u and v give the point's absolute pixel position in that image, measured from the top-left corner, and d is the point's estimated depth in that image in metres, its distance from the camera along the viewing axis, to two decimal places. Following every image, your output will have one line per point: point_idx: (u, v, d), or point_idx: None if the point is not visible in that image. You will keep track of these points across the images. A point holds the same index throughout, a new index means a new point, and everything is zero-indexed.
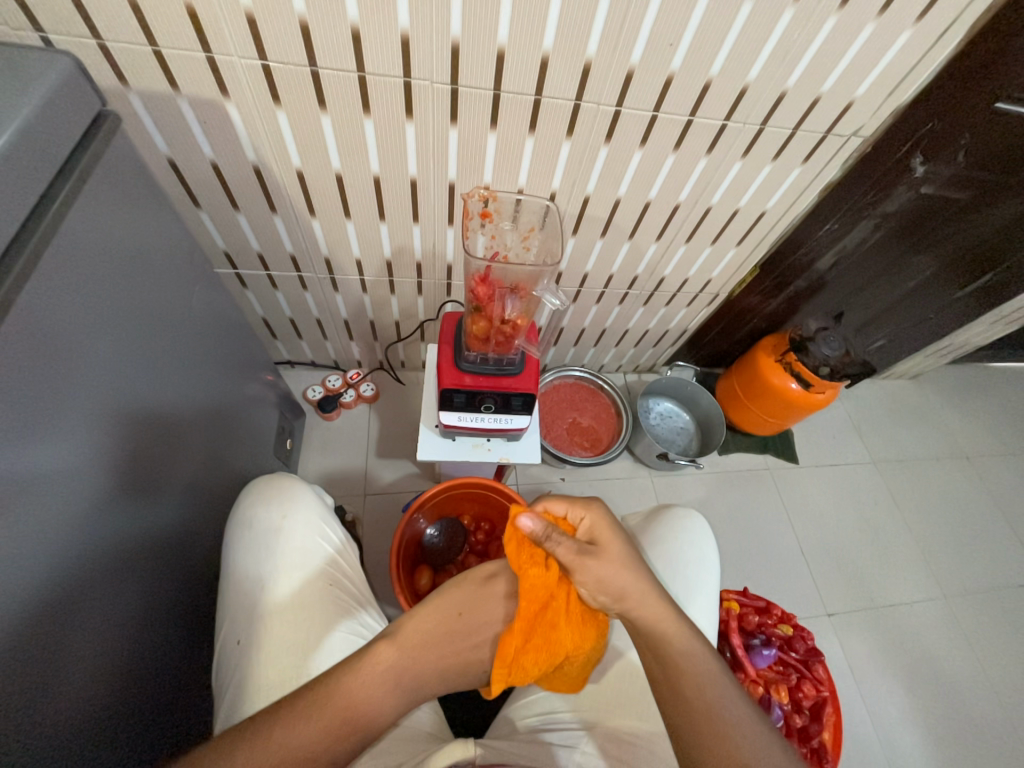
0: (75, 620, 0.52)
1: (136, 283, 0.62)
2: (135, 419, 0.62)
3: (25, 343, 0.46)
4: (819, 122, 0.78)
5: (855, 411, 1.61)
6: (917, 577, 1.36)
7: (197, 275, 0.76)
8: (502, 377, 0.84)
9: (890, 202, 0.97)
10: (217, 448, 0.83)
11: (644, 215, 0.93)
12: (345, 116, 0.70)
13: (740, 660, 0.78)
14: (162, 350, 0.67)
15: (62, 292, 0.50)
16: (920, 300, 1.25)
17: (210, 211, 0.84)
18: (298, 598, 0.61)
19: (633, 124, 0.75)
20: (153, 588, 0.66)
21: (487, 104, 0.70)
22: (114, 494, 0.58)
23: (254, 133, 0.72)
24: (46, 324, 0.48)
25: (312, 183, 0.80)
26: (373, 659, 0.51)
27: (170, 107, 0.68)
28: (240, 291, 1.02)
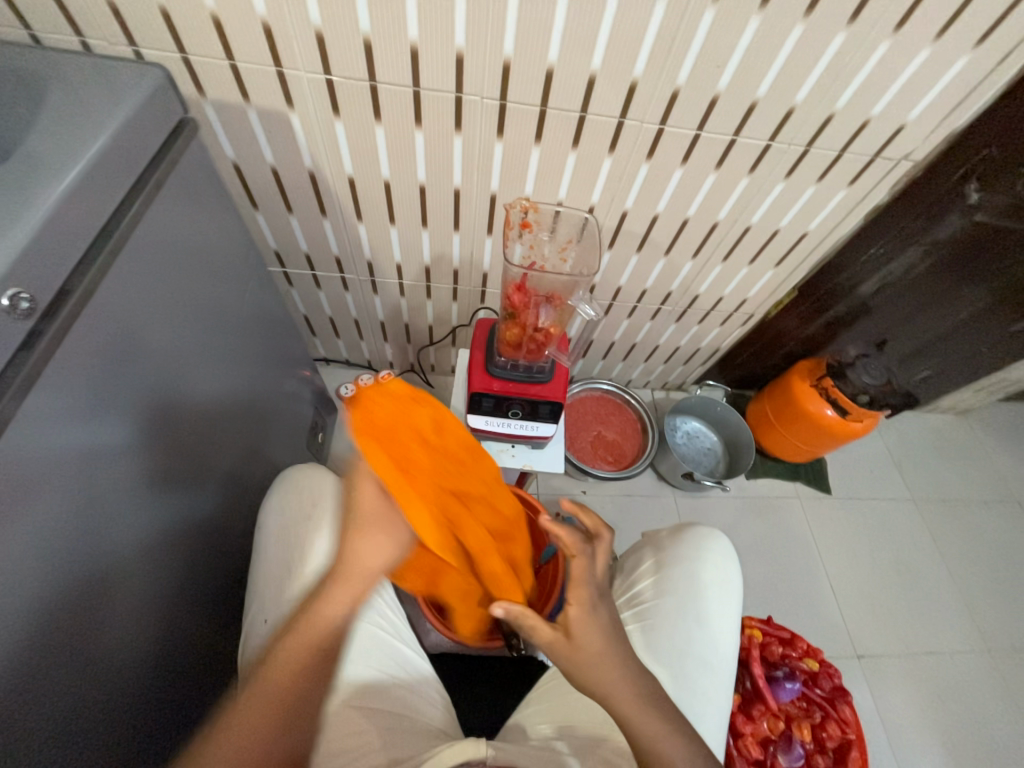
0: (113, 590, 0.55)
1: (198, 276, 0.66)
2: (185, 404, 0.66)
3: (97, 326, 0.50)
4: (867, 146, 0.77)
5: (895, 444, 1.54)
6: (956, 624, 1.28)
7: (250, 272, 0.81)
8: (531, 384, 0.86)
9: (941, 229, 0.94)
10: (255, 436, 0.87)
11: (682, 232, 0.93)
12: (398, 127, 0.74)
13: (760, 692, 0.75)
14: (213, 340, 0.71)
15: (136, 278, 0.55)
16: (970, 332, 1.19)
17: (266, 212, 0.89)
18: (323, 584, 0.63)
19: (675, 141, 0.76)
20: (187, 565, 0.69)
21: (533, 119, 0.73)
22: (160, 474, 0.62)
23: (312, 140, 0.76)
24: (117, 309, 0.53)
25: (362, 190, 0.84)
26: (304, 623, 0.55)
27: (240, 116, 0.73)
28: (286, 288, 1.08)
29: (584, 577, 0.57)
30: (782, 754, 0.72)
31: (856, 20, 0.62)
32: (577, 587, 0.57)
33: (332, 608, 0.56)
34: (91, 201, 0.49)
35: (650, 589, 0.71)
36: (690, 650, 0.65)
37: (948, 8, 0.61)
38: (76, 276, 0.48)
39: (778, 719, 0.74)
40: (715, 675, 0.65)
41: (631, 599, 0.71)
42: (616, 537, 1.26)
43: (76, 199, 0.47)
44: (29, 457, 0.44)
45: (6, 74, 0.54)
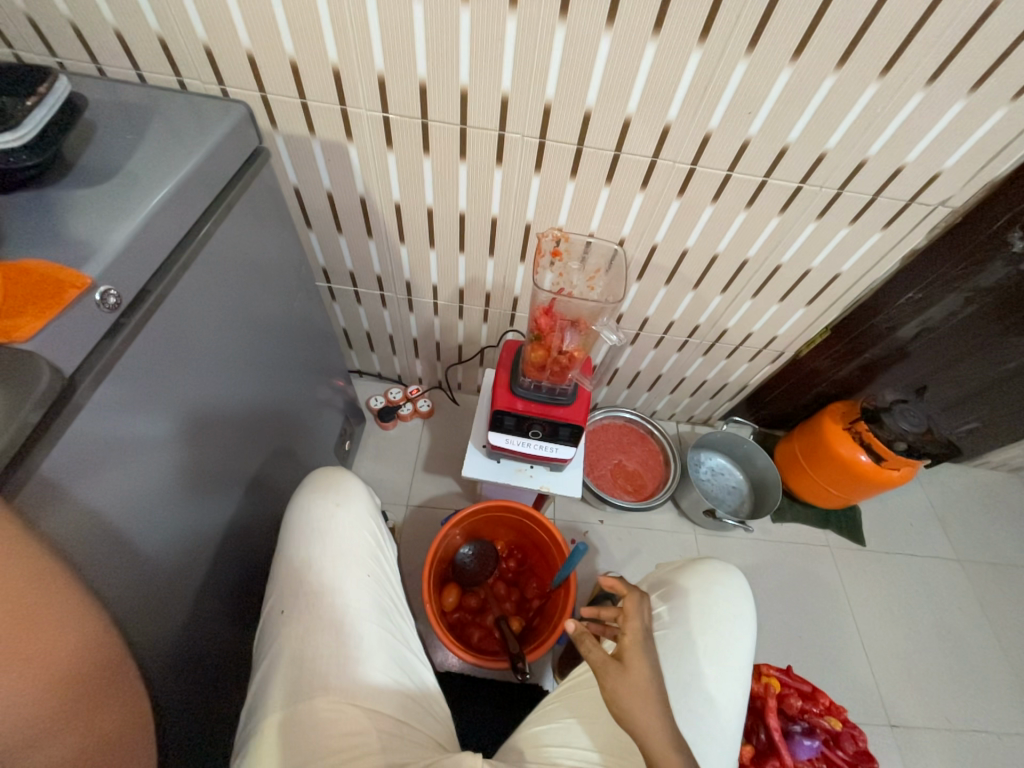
0: (152, 571, 0.59)
1: (255, 282, 0.74)
2: (229, 400, 0.71)
3: (167, 323, 0.56)
4: (902, 191, 0.78)
5: (938, 498, 1.46)
6: (1006, 702, 1.17)
7: (298, 284, 0.87)
8: (552, 406, 0.87)
9: (984, 276, 0.92)
10: (287, 438, 0.92)
11: (710, 268, 0.95)
12: (444, 159, 0.80)
13: (777, 746, 0.70)
14: (259, 343, 0.77)
15: (203, 284, 0.61)
16: (1019, 384, 1.14)
17: (318, 232, 0.97)
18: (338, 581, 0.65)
19: (706, 181, 0.79)
20: (216, 554, 0.73)
21: (570, 156, 0.78)
22: (201, 463, 0.66)
23: (366, 169, 0.84)
24: (185, 309, 0.59)
25: (406, 215, 0.90)
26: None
27: (305, 146, 0.82)
28: (330, 302, 1.15)
29: (638, 614, 0.60)
30: None
31: (889, 73, 0.64)
32: (630, 621, 0.60)
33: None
34: (174, 216, 0.56)
35: (659, 619, 0.70)
36: (697, 686, 0.63)
37: (983, 63, 0.62)
38: (154, 281, 0.55)
39: None
40: (720, 715, 0.62)
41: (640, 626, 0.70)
42: (631, 569, 1.23)
43: (162, 215, 0.54)
44: (101, 435, 0.49)
45: (116, 105, 0.62)
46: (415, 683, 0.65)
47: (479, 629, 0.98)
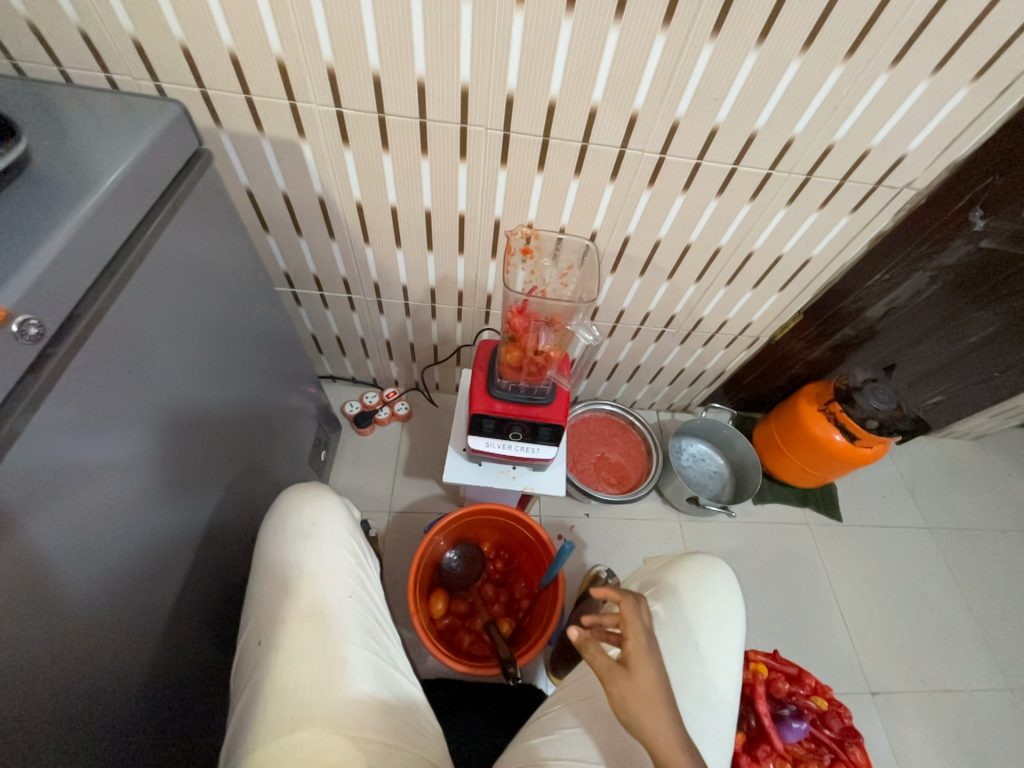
0: (114, 613, 0.55)
1: (210, 292, 0.69)
2: (189, 422, 0.67)
3: (109, 345, 0.52)
4: (869, 174, 0.78)
5: (907, 470, 1.51)
6: (976, 660, 1.22)
7: (257, 292, 0.82)
8: (531, 406, 0.86)
9: (947, 255, 0.94)
10: (259, 455, 0.88)
11: (684, 257, 0.93)
12: (405, 155, 0.76)
13: (766, 731, 0.71)
14: (219, 358, 0.73)
15: (148, 299, 0.57)
16: (980, 357, 1.17)
17: (277, 236, 0.92)
18: (318, 605, 0.63)
19: (676, 169, 0.77)
20: (186, 585, 0.69)
21: (536, 148, 0.75)
22: (162, 492, 0.62)
23: (322, 167, 0.79)
24: (129, 328, 0.54)
25: (369, 214, 0.86)
26: None
27: (254, 145, 0.76)
28: (295, 308, 1.10)
29: (636, 617, 0.59)
30: None
31: (853, 55, 0.63)
32: (630, 624, 0.59)
33: None
34: (106, 229, 0.51)
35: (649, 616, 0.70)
36: (686, 682, 0.63)
37: (945, 43, 0.62)
38: (87, 301, 0.50)
39: (785, 761, 0.70)
40: (709, 708, 0.63)
41: None
42: (619, 560, 1.24)
43: (90, 227, 0.49)
44: (43, 470, 0.45)
45: (34, 106, 0.56)
46: (405, 702, 0.63)
47: (469, 633, 0.96)
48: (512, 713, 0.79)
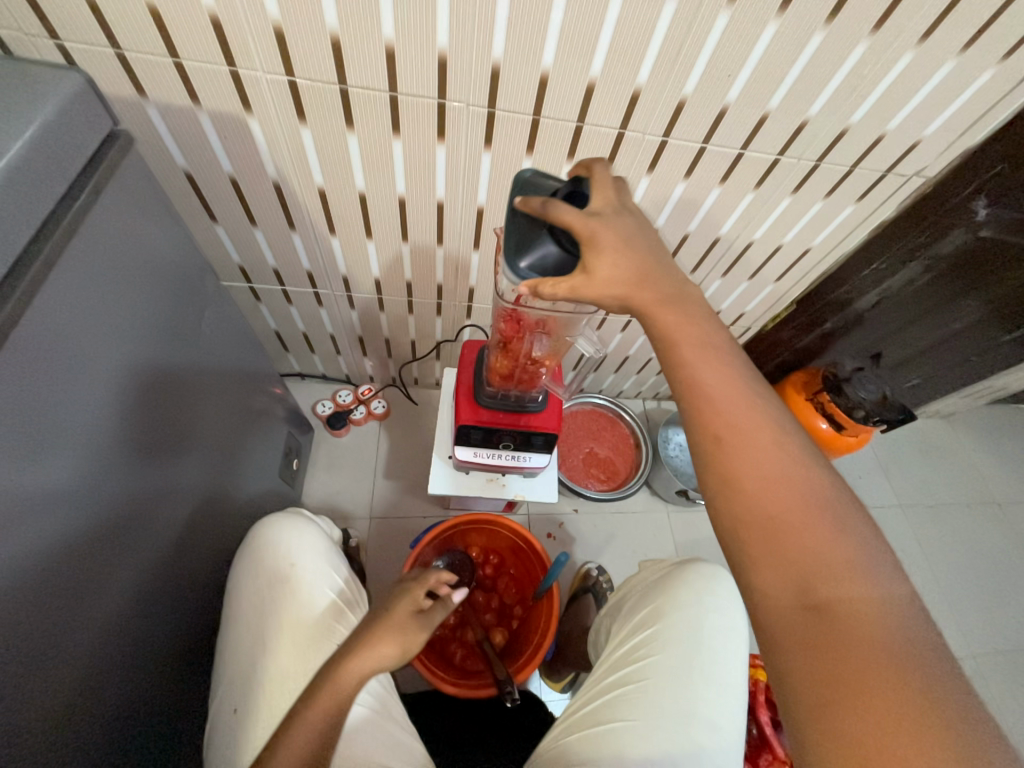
0: (61, 681, 0.48)
1: (154, 286, 0.59)
2: (148, 431, 0.59)
3: (37, 357, 0.43)
4: (880, 161, 0.73)
5: (883, 450, 1.54)
6: (943, 631, 1.28)
7: (209, 297, 0.72)
8: (521, 416, 0.80)
9: (944, 244, 0.91)
10: (227, 478, 0.80)
11: (681, 248, 0.87)
12: (373, 135, 0.66)
13: (769, 742, 0.71)
14: (175, 356, 0.64)
15: (75, 299, 0.47)
16: (961, 343, 1.18)
17: (226, 225, 0.80)
18: (303, 666, 0.59)
19: (678, 154, 0.70)
20: (150, 635, 0.61)
21: (525, 129, 0.66)
22: (117, 530, 0.54)
23: (276, 147, 0.68)
24: (59, 333, 0.45)
25: (334, 202, 0.76)
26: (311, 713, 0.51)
27: (190, 120, 0.64)
28: (253, 305, 0.99)
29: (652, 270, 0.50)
30: None
31: (881, 28, 0.57)
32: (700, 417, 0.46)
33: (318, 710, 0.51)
34: None
35: (650, 642, 0.66)
36: (696, 711, 0.61)
37: (978, 19, 0.56)
38: None
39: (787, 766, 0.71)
40: (723, 737, 0.60)
41: (630, 644, 0.68)
42: (609, 556, 1.22)
43: None
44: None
45: None
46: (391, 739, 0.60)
47: (461, 647, 0.92)
48: (501, 738, 0.76)
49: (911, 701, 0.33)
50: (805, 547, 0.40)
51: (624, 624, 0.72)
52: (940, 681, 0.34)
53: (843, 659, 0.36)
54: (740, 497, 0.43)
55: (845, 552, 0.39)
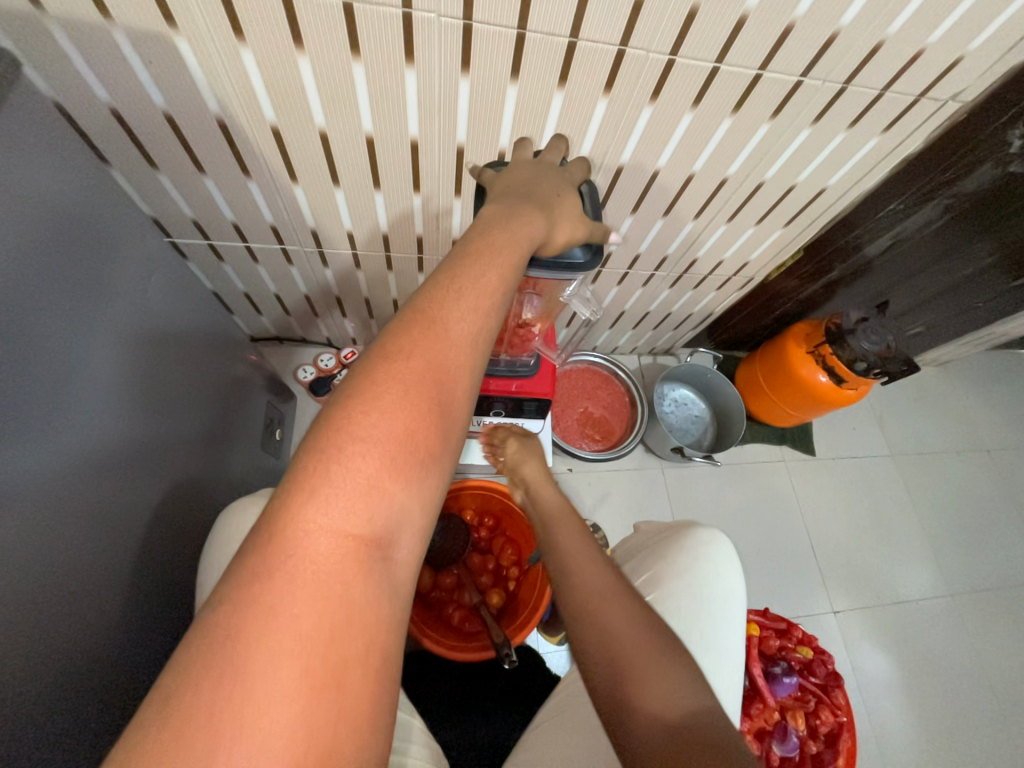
0: (35, 666, 0.45)
1: (76, 247, 0.50)
2: (102, 414, 0.53)
3: None
4: (913, 83, 0.64)
5: (878, 401, 1.53)
6: (924, 572, 1.33)
7: (155, 259, 0.64)
8: (512, 382, 0.79)
9: (968, 181, 0.84)
10: (204, 456, 0.75)
11: (684, 191, 0.79)
12: (329, 57, 0.56)
13: (760, 690, 0.75)
14: (125, 328, 0.57)
15: None
16: (968, 292, 1.13)
17: (171, 174, 0.70)
18: None
19: (686, 78, 0.60)
20: (132, 619, 0.59)
21: (507, 48, 0.56)
22: (76, 523, 0.50)
23: (213, 74, 0.57)
24: None
25: (290, 143, 0.66)
26: (266, 631, 0.28)
27: (104, 40, 0.53)
28: (216, 264, 0.89)
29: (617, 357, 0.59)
30: (777, 746, 0.73)
31: None
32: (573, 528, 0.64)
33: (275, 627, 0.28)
34: None
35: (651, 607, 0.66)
36: None
37: None
38: None
39: (774, 712, 0.75)
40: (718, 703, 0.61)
41: None
42: (603, 514, 1.22)
43: None
44: None
45: None
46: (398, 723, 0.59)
47: (459, 609, 0.91)
48: (501, 698, 0.78)
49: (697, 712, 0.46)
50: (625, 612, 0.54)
51: None
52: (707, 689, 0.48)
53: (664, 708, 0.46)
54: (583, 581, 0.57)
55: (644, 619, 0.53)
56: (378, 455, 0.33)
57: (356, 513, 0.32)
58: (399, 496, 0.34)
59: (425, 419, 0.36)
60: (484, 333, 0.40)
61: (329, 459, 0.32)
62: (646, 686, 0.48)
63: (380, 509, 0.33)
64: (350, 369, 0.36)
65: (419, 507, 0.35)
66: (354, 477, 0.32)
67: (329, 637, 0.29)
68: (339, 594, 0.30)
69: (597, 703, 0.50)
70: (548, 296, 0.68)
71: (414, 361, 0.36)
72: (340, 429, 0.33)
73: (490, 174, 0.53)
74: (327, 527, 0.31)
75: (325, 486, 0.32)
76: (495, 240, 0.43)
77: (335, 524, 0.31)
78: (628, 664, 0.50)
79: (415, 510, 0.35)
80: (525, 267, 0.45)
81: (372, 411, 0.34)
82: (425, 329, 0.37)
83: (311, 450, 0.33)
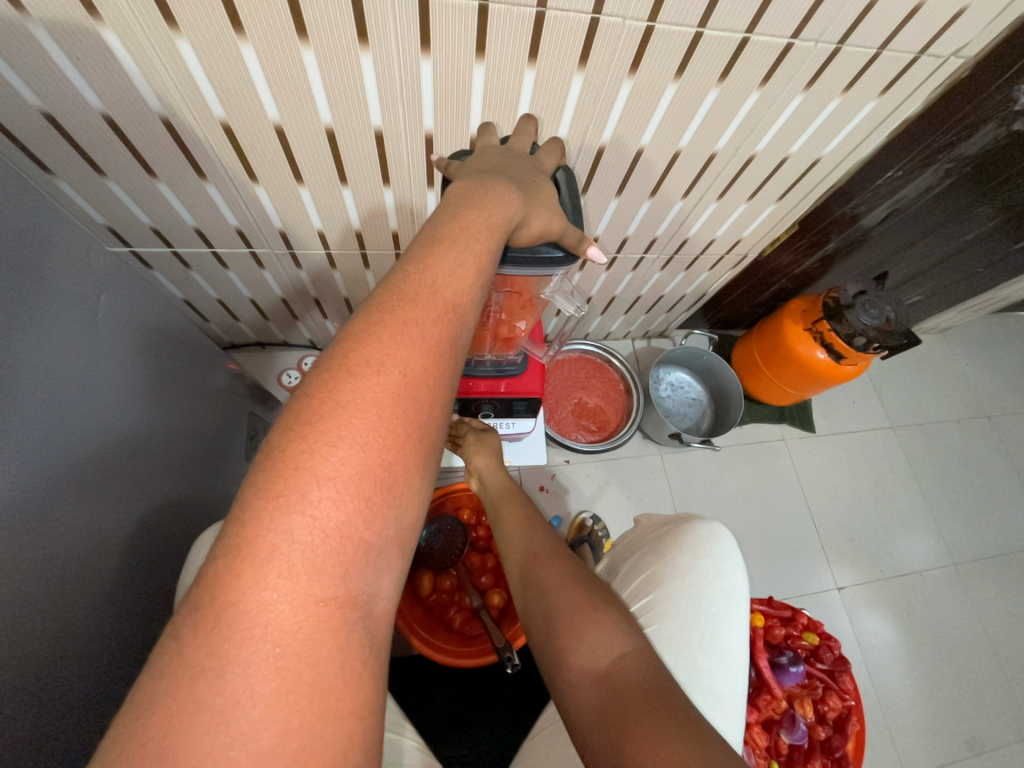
0: (26, 718, 0.43)
1: (7, 261, 0.45)
2: (57, 438, 0.49)
3: None
4: (913, 39, 0.59)
5: (877, 373, 1.51)
6: (929, 544, 1.32)
7: (118, 276, 0.60)
8: (500, 382, 0.78)
9: (970, 143, 0.79)
10: (190, 475, 0.72)
11: (671, 168, 0.74)
12: (274, 43, 0.51)
13: (767, 681, 0.74)
14: (76, 344, 0.52)
15: None
16: (968, 258, 1.09)
17: (121, 181, 0.66)
18: None
19: (667, 45, 0.56)
20: (118, 652, 0.56)
21: (469, 22, 0.51)
22: (42, 558, 0.46)
23: (150, 70, 0.52)
24: None
25: (246, 143, 0.61)
26: (235, 689, 0.26)
27: (23, 38, 0.48)
28: (184, 274, 0.85)
29: None
30: (785, 733, 0.73)
31: None
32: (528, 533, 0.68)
33: (242, 683, 0.26)
34: None
35: (647, 611, 0.64)
36: (697, 679, 0.60)
37: None
38: None
39: (782, 700, 0.74)
40: (724, 704, 0.60)
41: None
42: (603, 504, 1.20)
43: None
44: None
45: None
46: (386, 745, 0.58)
47: (460, 612, 0.88)
48: (504, 706, 0.79)
49: (654, 693, 0.48)
50: (572, 610, 0.57)
51: (620, 589, 0.69)
52: (657, 678, 0.51)
53: (617, 697, 0.49)
54: (536, 582, 0.62)
55: (598, 617, 0.56)
56: (345, 484, 0.30)
57: (323, 550, 0.29)
58: (370, 531, 0.31)
59: (399, 440, 0.32)
60: (460, 334, 0.37)
61: (288, 500, 0.29)
62: (576, 640, 0.55)
63: (355, 540, 0.30)
64: (305, 387, 0.32)
65: (393, 535, 0.32)
66: (318, 519, 0.29)
67: (307, 685, 0.27)
68: (306, 647, 0.28)
69: (539, 658, 0.57)
70: (533, 291, 0.65)
71: (382, 377, 0.33)
72: (300, 464, 0.30)
73: (456, 165, 0.49)
74: (290, 577, 0.28)
75: (289, 528, 0.29)
76: (470, 224, 0.39)
77: (299, 569, 0.29)
78: (562, 622, 0.57)
79: (388, 539, 0.32)
80: (499, 254, 0.41)
81: (337, 440, 0.31)
82: (393, 337, 0.34)
83: (267, 487, 0.29)
